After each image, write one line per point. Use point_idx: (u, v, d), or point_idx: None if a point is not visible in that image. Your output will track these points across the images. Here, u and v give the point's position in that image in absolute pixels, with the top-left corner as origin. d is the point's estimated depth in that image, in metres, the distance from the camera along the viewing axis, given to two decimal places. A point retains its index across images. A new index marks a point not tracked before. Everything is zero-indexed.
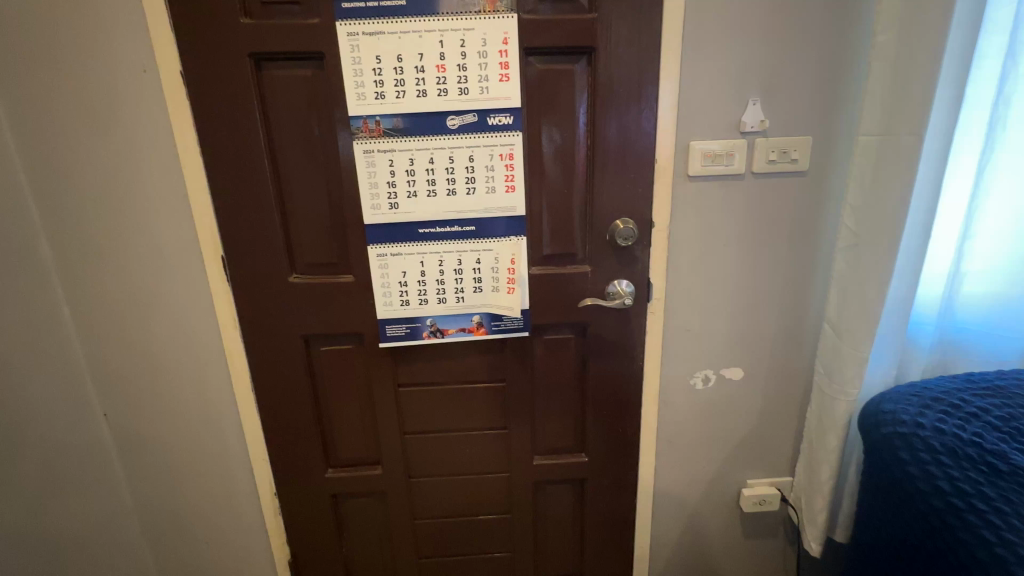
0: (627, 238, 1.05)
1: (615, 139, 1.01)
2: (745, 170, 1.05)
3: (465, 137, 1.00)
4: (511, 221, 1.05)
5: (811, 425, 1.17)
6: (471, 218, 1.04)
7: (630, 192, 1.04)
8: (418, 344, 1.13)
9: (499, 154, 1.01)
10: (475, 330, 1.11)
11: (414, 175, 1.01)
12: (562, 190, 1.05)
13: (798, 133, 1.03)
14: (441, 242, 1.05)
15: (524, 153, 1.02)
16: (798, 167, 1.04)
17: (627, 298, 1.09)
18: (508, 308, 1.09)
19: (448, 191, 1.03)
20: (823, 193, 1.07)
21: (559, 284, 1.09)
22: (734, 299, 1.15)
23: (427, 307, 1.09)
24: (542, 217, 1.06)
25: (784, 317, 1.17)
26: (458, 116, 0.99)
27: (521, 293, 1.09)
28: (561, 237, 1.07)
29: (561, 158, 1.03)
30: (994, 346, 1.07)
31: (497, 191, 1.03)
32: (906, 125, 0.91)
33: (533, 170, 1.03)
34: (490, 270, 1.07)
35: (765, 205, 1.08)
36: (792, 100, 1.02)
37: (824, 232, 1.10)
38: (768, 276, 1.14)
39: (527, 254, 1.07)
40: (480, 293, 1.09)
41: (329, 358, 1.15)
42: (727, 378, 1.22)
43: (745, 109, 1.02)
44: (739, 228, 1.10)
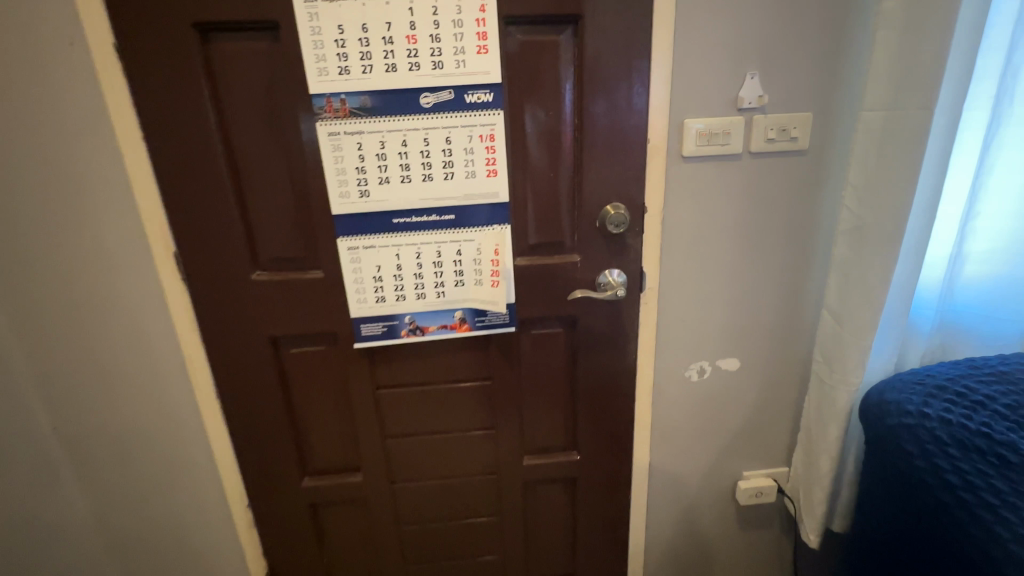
0: (619, 224, 0.98)
1: (605, 117, 0.93)
2: (743, 150, 0.98)
3: (441, 117, 0.91)
4: (493, 209, 0.97)
5: (810, 415, 1.13)
6: (451, 206, 0.96)
7: (622, 174, 0.97)
8: (397, 343, 1.05)
9: (479, 136, 0.92)
10: (458, 326, 1.03)
11: (386, 159, 0.92)
12: (549, 174, 0.97)
13: (798, 108, 0.97)
14: (418, 233, 0.97)
15: (507, 134, 0.93)
16: (797, 146, 0.98)
17: (620, 289, 1.02)
18: (492, 302, 1.01)
19: (423, 177, 0.94)
20: (823, 174, 1.01)
21: (547, 276, 1.02)
22: (729, 288, 1.10)
23: (405, 304, 1.01)
24: (527, 204, 0.98)
25: (782, 303, 1.12)
26: (432, 93, 0.89)
27: (506, 287, 1.01)
28: (549, 225, 1.00)
29: (547, 140, 0.95)
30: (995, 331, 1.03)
31: (477, 176, 0.95)
32: (915, 98, 0.85)
33: (516, 153, 0.95)
34: (472, 262, 0.99)
35: (762, 187, 1.02)
36: (793, 73, 0.95)
37: (822, 215, 1.04)
38: (766, 263, 1.08)
39: (512, 244, 1.00)
40: (462, 288, 1.01)
41: (301, 360, 1.06)
42: (723, 369, 1.17)
43: (742, 84, 0.95)
44: (735, 212, 1.04)
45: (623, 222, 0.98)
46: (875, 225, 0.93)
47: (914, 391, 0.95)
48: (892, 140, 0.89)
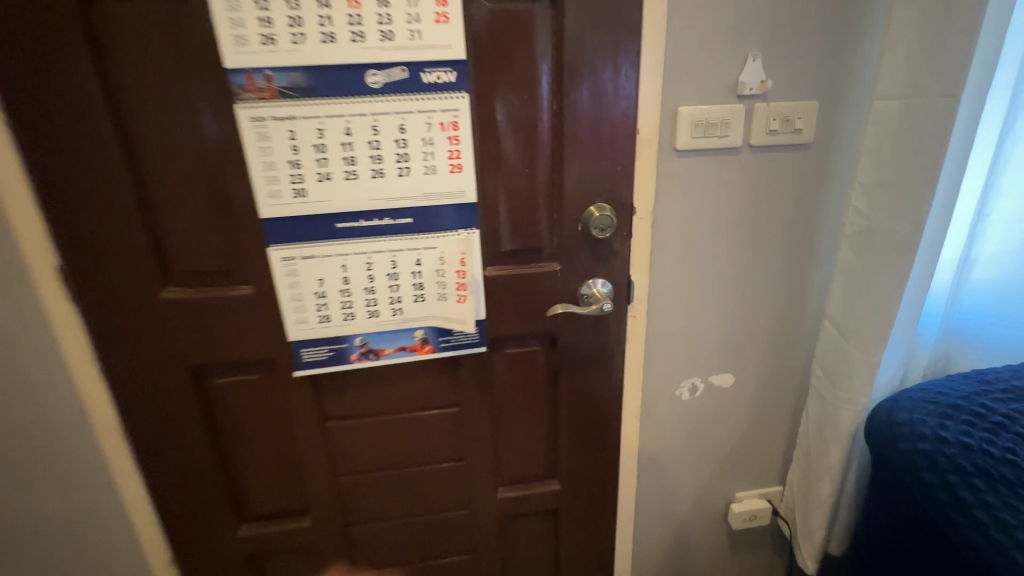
0: (607, 229, 0.85)
1: (589, 102, 0.80)
2: (742, 142, 0.87)
3: (393, 100, 0.75)
4: (459, 211, 0.82)
5: (808, 434, 1.04)
6: (407, 208, 0.80)
7: (609, 170, 0.84)
8: (348, 369, 0.89)
9: (440, 123, 0.77)
10: (419, 348, 0.88)
11: (326, 151, 0.76)
12: (523, 170, 0.82)
13: (803, 95, 0.86)
14: (369, 240, 0.81)
15: (473, 121, 0.78)
16: (801, 139, 0.87)
17: (607, 302, 0.89)
18: (459, 320, 0.86)
19: (373, 173, 0.78)
20: (828, 170, 0.91)
21: (523, 287, 0.88)
22: (725, 296, 0.99)
23: (355, 324, 0.85)
24: (498, 204, 0.83)
25: (781, 312, 1.02)
26: (381, 71, 0.73)
27: (475, 302, 0.87)
28: (524, 229, 0.85)
29: (521, 129, 0.80)
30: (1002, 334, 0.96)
31: (439, 172, 0.79)
32: (937, 85, 0.75)
33: (484, 145, 0.80)
34: (434, 273, 0.84)
35: (762, 185, 0.91)
36: (799, 54, 0.83)
37: (826, 215, 0.94)
38: (764, 269, 0.98)
39: (481, 251, 0.85)
40: (423, 303, 0.86)
41: (232, 391, 0.89)
42: (716, 386, 1.06)
43: (744, 67, 0.83)
44: (733, 212, 0.92)
45: (612, 227, 0.85)
46: (889, 228, 0.83)
47: (927, 411, 0.86)
48: (910, 132, 0.78)
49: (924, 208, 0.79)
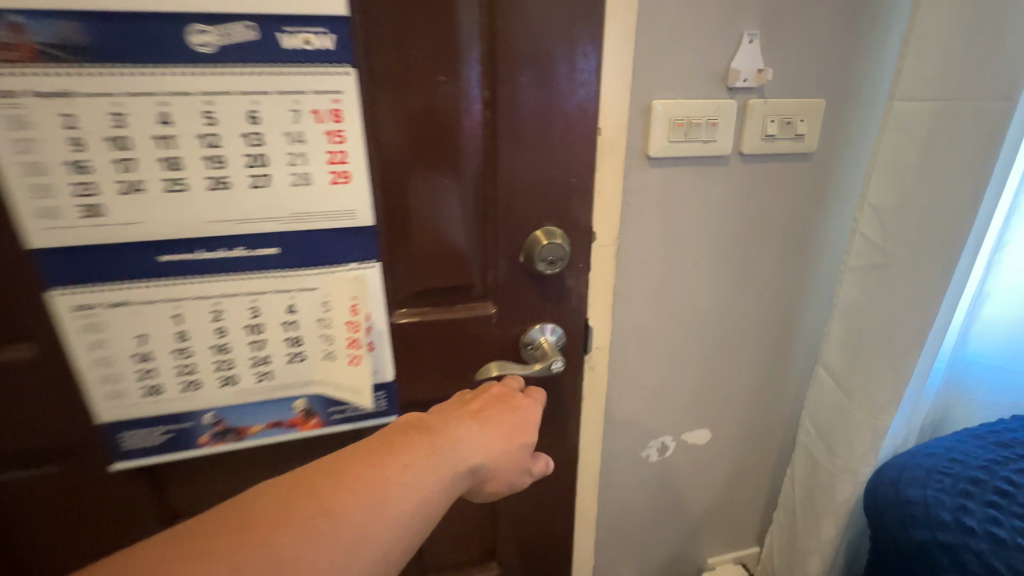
0: (558, 262, 0.62)
1: (534, 88, 0.56)
2: (731, 150, 0.67)
3: (235, 74, 0.49)
4: (349, 238, 0.57)
5: (793, 497, 0.88)
6: (269, 235, 0.55)
7: (562, 183, 0.61)
8: (196, 456, 0.63)
9: (313, 112, 0.52)
10: (300, 423, 0.64)
11: (131, 148, 0.49)
12: (441, 183, 0.58)
13: (808, 92, 0.67)
14: (214, 280, 0.55)
15: (365, 110, 0.54)
16: (802, 146, 0.68)
17: (558, 356, 0.67)
18: (353, 390, 0.62)
19: (211, 183, 0.52)
20: (830, 187, 0.73)
21: (446, 338, 0.66)
22: (702, 339, 0.80)
23: (203, 396, 0.60)
24: (407, 229, 0.59)
25: (766, 356, 0.84)
26: (213, 26, 0.47)
27: (378, 359, 0.64)
28: (444, 262, 0.62)
29: (436, 125, 0.56)
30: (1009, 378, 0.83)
31: (316, 183, 0.54)
32: (986, 83, 0.57)
33: (383, 144, 0.55)
34: (316, 324, 0.60)
35: (752, 204, 0.72)
36: (805, 36, 0.64)
37: (824, 242, 0.76)
38: (748, 305, 0.79)
39: (384, 291, 0.61)
40: (302, 364, 0.61)
41: (16, 496, 0.61)
42: (689, 443, 0.88)
43: (737, 50, 0.62)
44: (716, 237, 0.73)
45: (565, 259, 0.62)
46: (910, 265, 0.65)
47: (943, 486, 0.71)
48: (948, 144, 0.60)
49: (965, 245, 0.61)
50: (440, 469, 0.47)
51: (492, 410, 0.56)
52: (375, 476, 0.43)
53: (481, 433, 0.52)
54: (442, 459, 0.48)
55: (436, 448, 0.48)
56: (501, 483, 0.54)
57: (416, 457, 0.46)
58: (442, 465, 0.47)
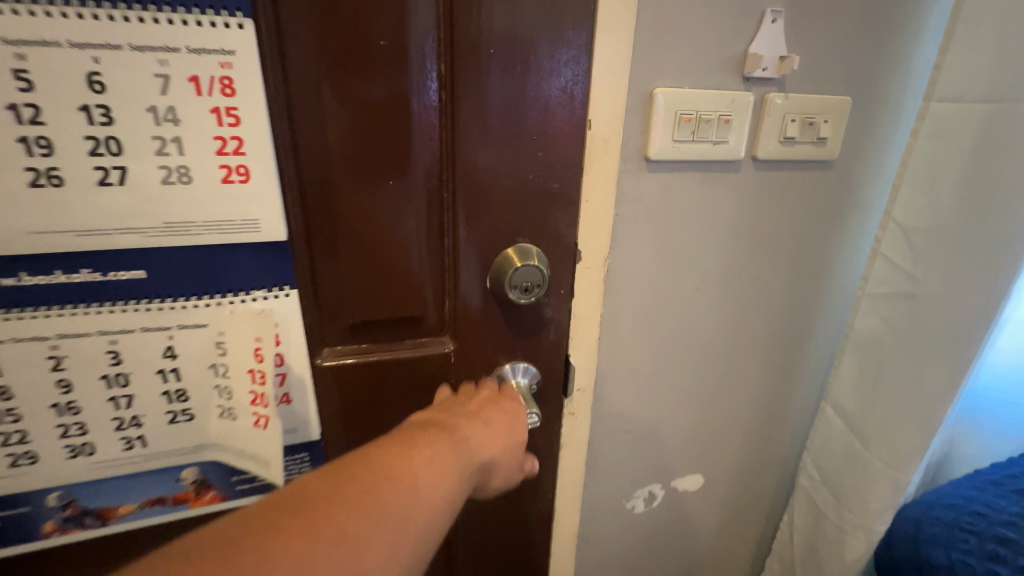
0: (535, 289, 0.49)
1: (509, 64, 0.42)
2: (744, 155, 0.55)
3: (63, 16, 0.33)
4: (251, 258, 0.43)
5: (792, 548, 0.78)
6: (131, 253, 0.39)
7: (541, 191, 0.47)
8: (37, 552, 0.46)
9: (191, 80, 0.37)
10: (190, 499, 0.49)
11: None
12: (378, 185, 0.43)
13: (833, 88, 0.56)
14: (51, 316, 0.39)
15: (270, 80, 0.38)
16: (823, 152, 0.58)
17: (532, 404, 0.53)
18: (260, 460, 0.49)
19: (34, 176, 0.36)
20: (849, 202, 0.63)
21: (387, 386, 0.51)
22: (698, 374, 0.68)
23: (45, 472, 0.44)
24: (334, 246, 0.44)
25: (767, 392, 0.73)
26: None
27: (298, 414, 0.49)
28: (386, 290, 0.47)
29: (370, 105, 0.40)
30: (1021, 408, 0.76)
31: (198, 180, 0.39)
32: None
33: (298, 129, 0.40)
34: (209, 374, 0.45)
35: (762, 219, 0.61)
36: (834, 19, 0.53)
37: (837, 264, 0.67)
38: (751, 336, 0.68)
39: (304, 326, 0.46)
40: (190, 424, 0.46)
41: None
42: (679, 491, 0.76)
43: (758, 31, 0.51)
44: (720, 258, 0.61)
45: (544, 285, 0.49)
46: (947, 297, 0.56)
47: (969, 549, 0.62)
48: (1004, 156, 0.50)
49: (1016, 275, 0.52)
50: (465, 466, 0.38)
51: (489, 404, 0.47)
52: (411, 464, 0.34)
53: (489, 429, 0.44)
54: (464, 453, 0.39)
55: (458, 440, 0.39)
56: (500, 481, 0.46)
57: (439, 450, 0.37)
58: (466, 460, 0.39)
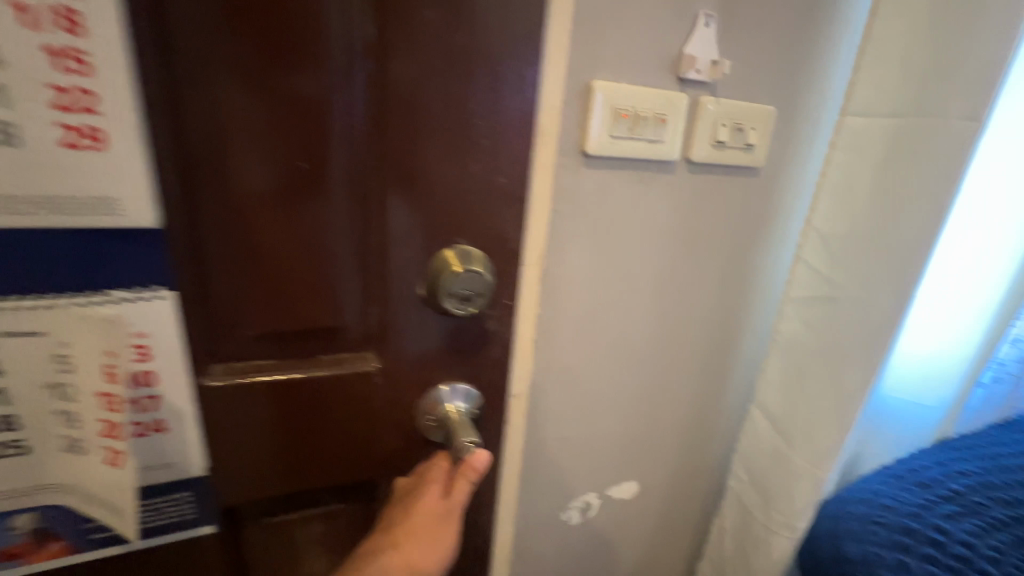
0: (476, 298, 0.43)
1: (440, 39, 0.36)
2: (678, 158, 0.55)
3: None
4: (107, 250, 0.34)
5: (722, 550, 0.79)
6: None
7: (482, 186, 0.42)
8: None
9: (13, 2, 0.27)
10: (24, 554, 0.39)
11: None
12: (290, 178, 0.37)
13: (760, 96, 0.57)
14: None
15: (138, 29, 0.30)
16: (750, 159, 0.59)
17: (470, 429, 0.48)
18: (122, 501, 0.40)
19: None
20: (772, 209, 0.65)
21: (297, 407, 0.44)
22: (635, 381, 0.67)
23: None
24: (228, 245, 0.37)
25: (699, 396, 0.74)
26: None
27: (176, 443, 0.41)
28: (295, 300, 0.40)
29: (278, 85, 0.34)
30: (917, 391, 0.84)
31: (32, 145, 0.30)
32: (947, 101, 0.51)
33: (179, 101, 0.32)
34: (50, 396, 0.37)
35: (695, 223, 0.61)
36: (762, 29, 0.54)
37: (762, 269, 0.69)
38: (685, 340, 0.68)
39: (187, 338, 0.38)
40: (24, 458, 0.37)
41: None
42: (615, 499, 0.75)
43: (693, 34, 0.51)
44: (656, 261, 0.61)
45: (485, 294, 0.43)
46: (860, 302, 0.58)
47: (879, 540, 0.66)
48: (909, 169, 0.54)
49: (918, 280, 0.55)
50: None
51: (420, 500, 0.45)
52: None
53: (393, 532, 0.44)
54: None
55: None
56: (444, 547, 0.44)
57: None
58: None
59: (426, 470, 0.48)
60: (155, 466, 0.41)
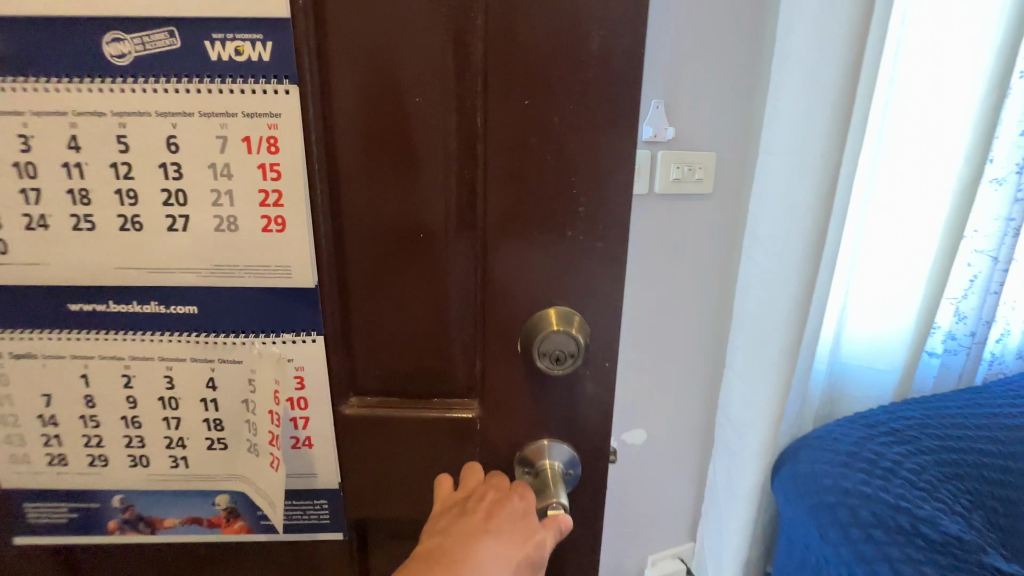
0: (569, 358, 0.46)
1: (553, 108, 0.42)
2: (647, 191, 0.83)
3: (141, 92, 0.42)
4: (288, 301, 0.48)
5: (714, 485, 1.02)
6: (188, 289, 0.47)
7: (584, 251, 0.45)
8: (104, 544, 0.54)
9: (244, 140, 0.43)
10: (222, 525, 0.55)
11: (37, 175, 0.43)
12: (413, 263, 0.46)
13: (699, 147, 0.85)
14: (109, 340, 0.48)
15: (315, 169, 0.44)
16: (702, 188, 0.86)
17: (563, 492, 0.49)
18: (273, 499, 0.53)
19: (77, 222, 0.45)
20: (722, 221, 0.91)
21: (422, 440, 0.51)
22: (631, 348, 0.93)
23: (113, 473, 0.52)
24: (366, 308, 0.47)
25: (685, 364, 0.98)
26: (130, 35, 0.41)
27: (310, 460, 0.53)
28: (417, 361, 0.49)
29: (399, 192, 0.44)
30: (874, 350, 1.05)
31: (244, 228, 0.45)
32: (817, 141, 0.76)
33: (336, 193, 0.45)
34: (240, 411, 0.51)
35: (664, 233, 0.88)
36: (698, 105, 0.83)
37: (722, 266, 0.94)
38: (670, 318, 0.94)
39: (332, 382, 0.50)
40: (221, 454, 0.52)
41: None
42: (625, 445, 1.00)
43: (648, 113, 0.80)
44: (637, 261, 0.87)
45: (578, 357, 0.45)
46: (781, 280, 0.83)
47: (826, 459, 0.87)
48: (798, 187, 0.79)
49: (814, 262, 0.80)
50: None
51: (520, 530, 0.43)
52: None
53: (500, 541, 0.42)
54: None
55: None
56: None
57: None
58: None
59: (514, 496, 0.46)
60: (300, 474, 0.54)
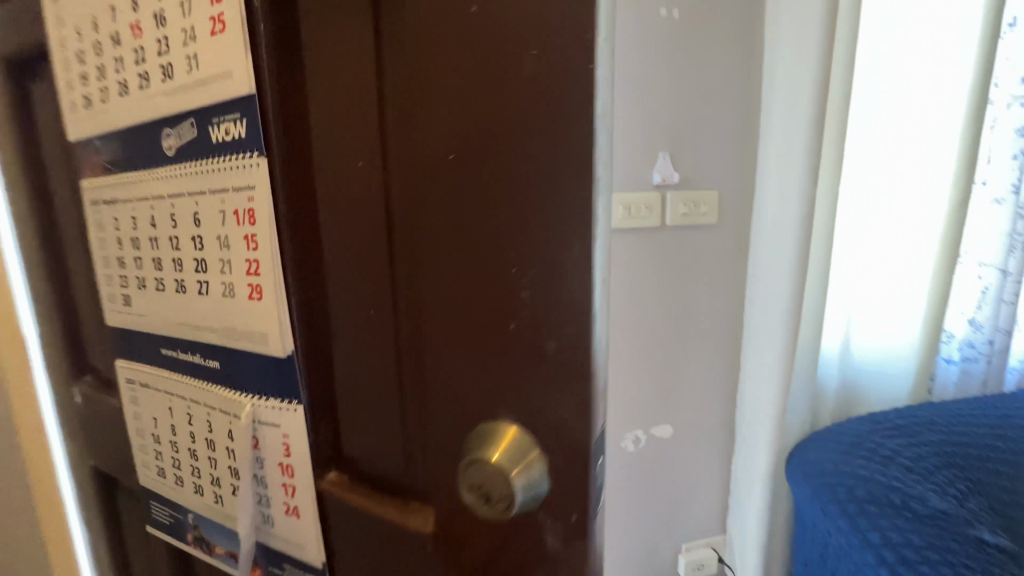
0: (498, 500, 0.33)
1: (472, 166, 0.32)
2: (660, 224, 1.03)
3: (180, 177, 0.49)
4: (276, 373, 0.47)
5: (738, 476, 1.15)
6: (214, 348, 0.52)
7: (525, 351, 0.33)
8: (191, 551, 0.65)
9: (234, 213, 0.45)
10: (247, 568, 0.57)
11: (140, 249, 0.56)
12: (365, 343, 0.42)
13: (703, 185, 1.05)
14: (168, 378, 0.58)
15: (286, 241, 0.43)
16: (707, 220, 1.06)
17: None
18: (296, 545, 0.51)
19: (157, 283, 0.56)
20: (728, 244, 1.09)
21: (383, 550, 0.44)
22: (655, 354, 1.10)
23: (183, 494, 0.61)
24: (332, 379, 0.45)
25: (704, 367, 1.14)
26: (174, 129, 0.48)
27: (302, 531, 0.50)
28: (375, 447, 0.44)
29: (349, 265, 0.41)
30: (884, 356, 1.17)
31: (236, 296, 0.47)
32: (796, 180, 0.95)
33: (302, 265, 0.44)
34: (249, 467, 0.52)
35: (677, 256, 1.07)
36: (700, 154, 1.03)
37: (731, 282, 1.11)
38: (689, 329, 1.11)
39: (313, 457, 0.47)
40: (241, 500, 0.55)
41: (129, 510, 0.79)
42: (657, 438, 1.14)
43: (656, 162, 1.01)
44: (655, 279, 1.07)
45: (510, 504, 0.33)
46: (778, 293, 1.00)
47: (832, 448, 1.00)
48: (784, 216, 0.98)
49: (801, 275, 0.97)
50: None
51: None
52: None
53: None
54: None
55: None
56: None
57: None
58: None
59: None
60: (295, 544, 0.51)
